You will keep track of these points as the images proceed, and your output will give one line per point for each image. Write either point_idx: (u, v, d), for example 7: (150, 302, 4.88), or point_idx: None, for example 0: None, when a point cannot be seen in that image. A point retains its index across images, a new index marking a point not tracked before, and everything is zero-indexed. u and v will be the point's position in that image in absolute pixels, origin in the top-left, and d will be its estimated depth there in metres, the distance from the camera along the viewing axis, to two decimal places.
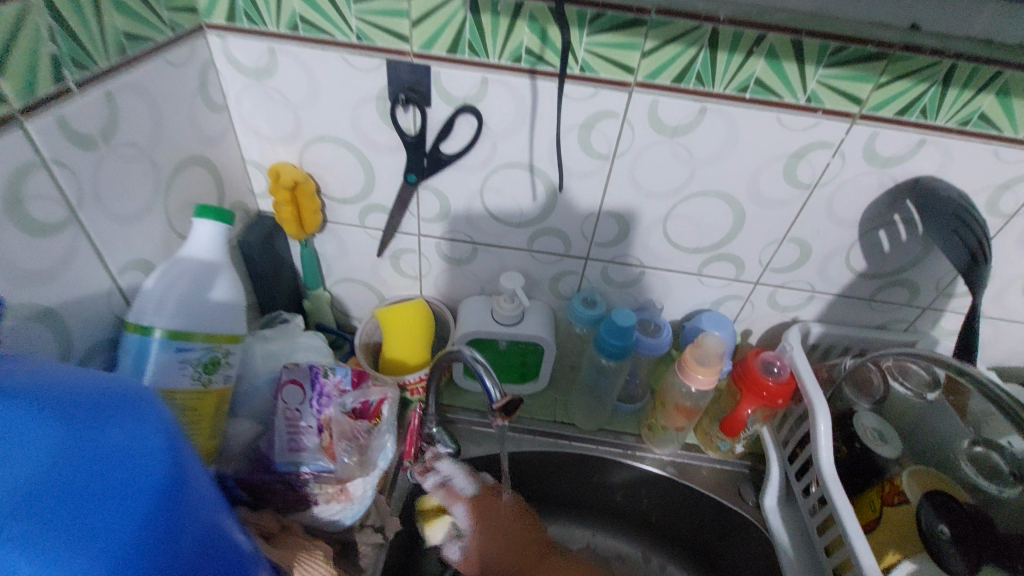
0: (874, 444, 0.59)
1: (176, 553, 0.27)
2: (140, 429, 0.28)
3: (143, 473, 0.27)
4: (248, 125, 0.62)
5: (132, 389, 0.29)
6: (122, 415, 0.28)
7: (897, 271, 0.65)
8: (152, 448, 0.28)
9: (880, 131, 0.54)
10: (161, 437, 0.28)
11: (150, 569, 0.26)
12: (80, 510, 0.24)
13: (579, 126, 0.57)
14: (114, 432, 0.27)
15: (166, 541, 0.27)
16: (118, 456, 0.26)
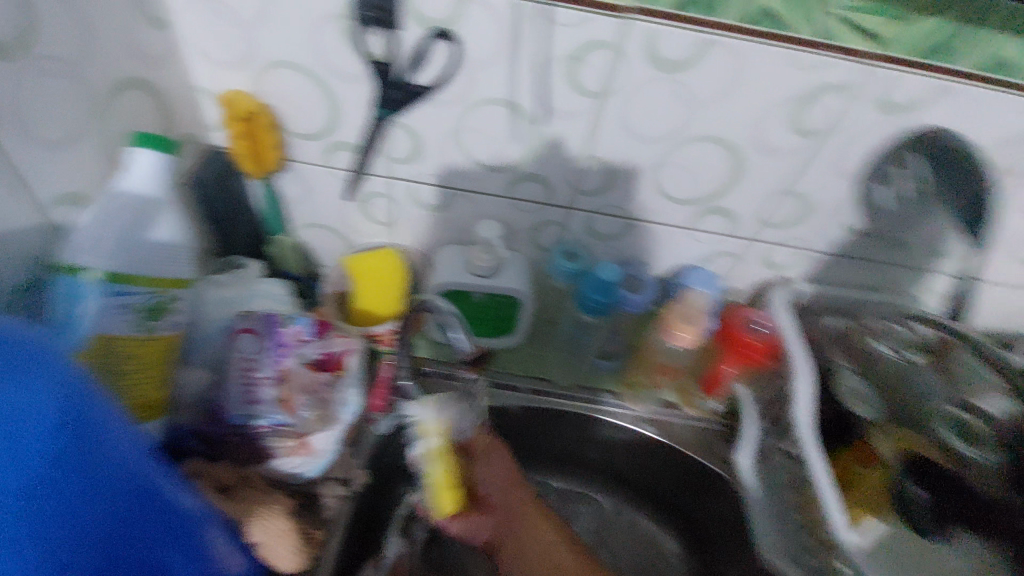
0: (853, 404, 0.58)
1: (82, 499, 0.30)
2: (39, 388, 0.28)
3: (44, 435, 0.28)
4: (197, 46, 0.55)
5: (37, 342, 0.29)
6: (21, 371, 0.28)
7: (894, 231, 0.62)
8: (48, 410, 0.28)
9: (896, 75, 0.49)
10: (60, 398, 0.29)
11: (53, 514, 0.29)
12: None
13: (567, 58, 0.51)
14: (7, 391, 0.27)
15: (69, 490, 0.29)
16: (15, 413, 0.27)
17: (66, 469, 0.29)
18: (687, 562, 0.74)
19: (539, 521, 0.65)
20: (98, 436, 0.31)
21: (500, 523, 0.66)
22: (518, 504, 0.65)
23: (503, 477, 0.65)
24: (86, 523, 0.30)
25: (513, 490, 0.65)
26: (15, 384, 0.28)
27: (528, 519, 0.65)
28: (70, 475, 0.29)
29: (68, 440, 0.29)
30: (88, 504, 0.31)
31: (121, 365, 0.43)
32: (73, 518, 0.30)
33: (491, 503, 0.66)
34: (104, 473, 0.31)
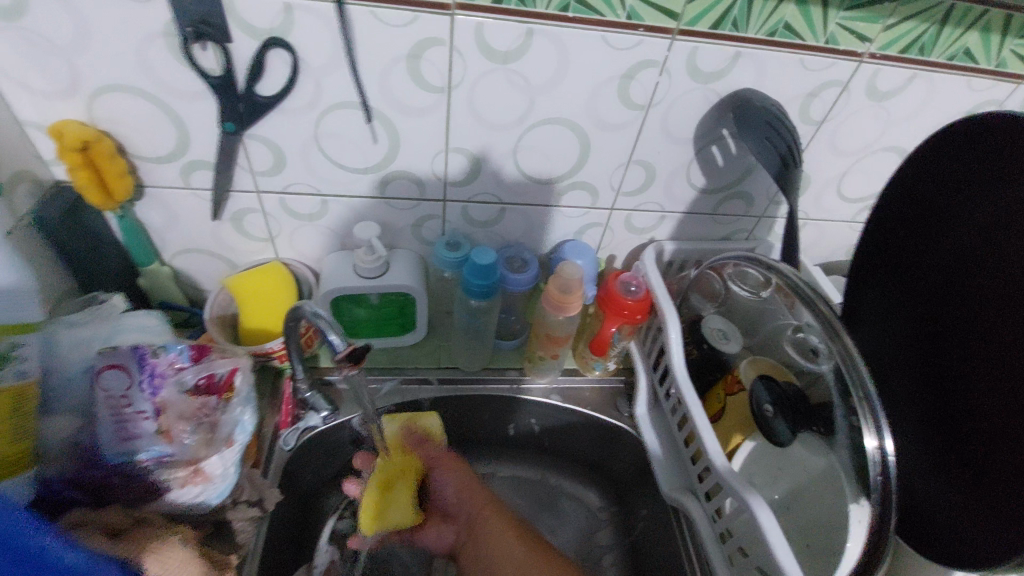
0: (718, 342, 0.65)
1: None
2: None
3: None
4: (11, 79, 0.51)
5: None
6: None
7: (731, 185, 0.70)
8: None
9: (699, 46, 0.55)
10: None
11: None
12: None
13: (406, 57, 0.53)
14: None
15: None
16: None
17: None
18: (612, 513, 0.79)
19: (491, 514, 0.66)
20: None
21: (461, 527, 0.69)
22: (475, 510, 0.67)
23: (462, 489, 0.68)
24: None
25: (475, 500, 0.67)
26: None
27: (482, 522, 0.66)
28: None
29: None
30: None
31: None
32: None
33: (454, 510, 0.69)
34: None
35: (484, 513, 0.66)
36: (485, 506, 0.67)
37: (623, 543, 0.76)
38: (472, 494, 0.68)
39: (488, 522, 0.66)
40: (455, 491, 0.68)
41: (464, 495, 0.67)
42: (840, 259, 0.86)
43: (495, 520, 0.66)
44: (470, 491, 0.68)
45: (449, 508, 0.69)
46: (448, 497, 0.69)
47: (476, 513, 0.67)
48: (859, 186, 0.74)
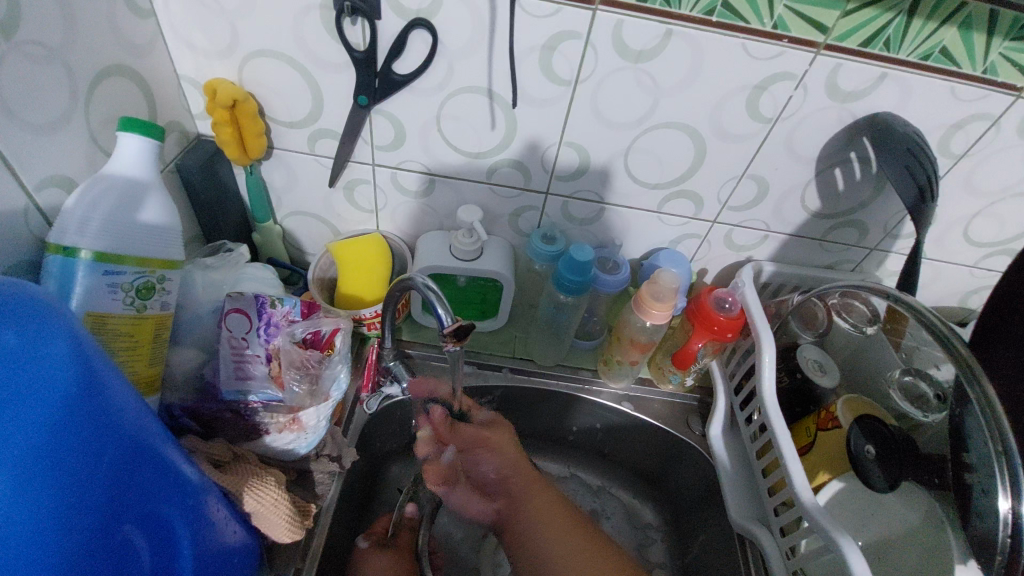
0: (815, 376, 0.62)
1: (95, 460, 0.29)
2: (44, 338, 0.28)
3: (57, 385, 0.28)
4: (179, 35, 0.56)
5: (40, 296, 0.29)
6: (23, 321, 0.27)
7: (849, 212, 0.66)
8: (57, 358, 0.28)
9: (843, 63, 0.53)
10: (66, 347, 0.29)
11: (67, 471, 0.28)
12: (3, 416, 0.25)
13: (540, 48, 0.54)
14: (6, 335, 0.26)
15: (88, 449, 0.29)
16: (26, 362, 0.27)
17: (69, 416, 0.28)
18: (666, 533, 0.77)
19: (538, 494, 0.66)
20: (103, 390, 0.30)
21: (505, 504, 0.67)
22: (520, 488, 0.66)
23: (506, 464, 0.67)
24: (98, 485, 0.30)
25: (520, 476, 0.67)
26: (21, 331, 0.27)
27: (526, 495, 0.66)
28: (83, 426, 0.29)
29: (74, 392, 0.28)
30: (94, 460, 0.29)
31: (114, 341, 0.45)
32: (82, 481, 0.29)
33: (498, 485, 0.68)
34: (107, 426, 0.30)
35: (529, 486, 0.66)
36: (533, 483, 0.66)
37: (675, 564, 0.75)
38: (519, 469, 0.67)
39: (535, 498, 0.65)
40: (499, 465, 0.67)
41: (506, 468, 0.67)
42: (952, 305, 0.81)
43: (543, 502, 0.65)
44: (517, 464, 0.67)
45: (489, 484, 0.69)
46: (487, 472, 0.68)
47: (520, 491, 0.66)
48: (990, 231, 0.68)
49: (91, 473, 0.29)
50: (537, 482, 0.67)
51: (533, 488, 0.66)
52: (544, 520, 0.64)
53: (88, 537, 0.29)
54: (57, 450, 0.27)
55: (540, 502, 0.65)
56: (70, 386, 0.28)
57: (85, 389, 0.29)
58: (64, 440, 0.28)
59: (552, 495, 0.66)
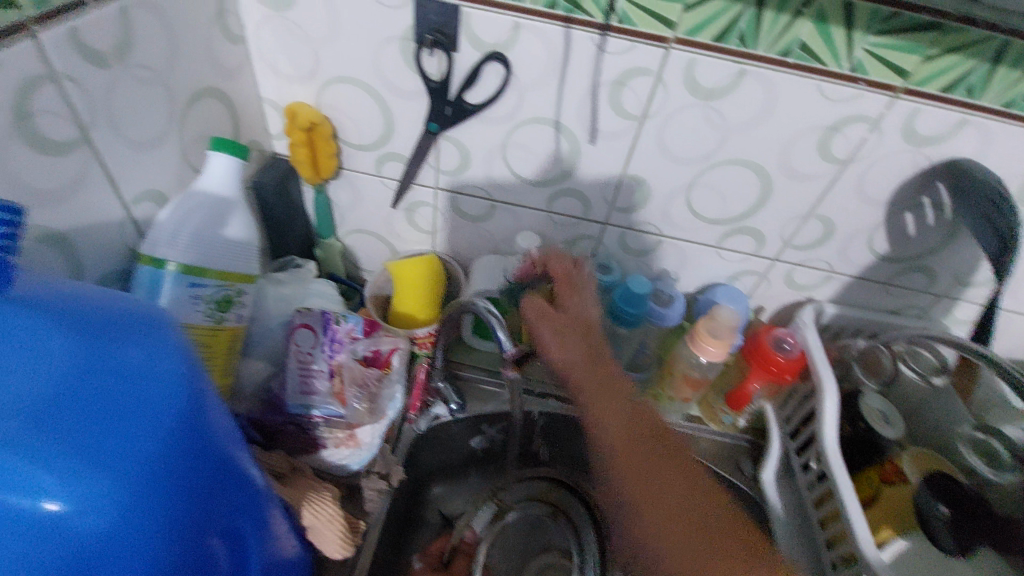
0: (878, 425, 0.59)
1: (192, 479, 0.28)
2: (156, 351, 0.28)
3: (163, 399, 0.27)
4: (267, 62, 0.59)
5: (152, 314, 0.30)
6: (136, 336, 0.28)
7: (918, 257, 0.64)
8: (166, 374, 0.28)
9: (921, 107, 0.52)
10: (176, 361, 0.29)
11: (169, 487, 0.27)
12: (108, 429, 0.25)
13: (611, 83, 0.55)
14: (126, 350, 0.27)
15: (187, 468, 0.28)
16: (137, 377, 0.27)
17: (175, 432, 0.27)
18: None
19: (608, 398, 0.49)
20: (203, 410, 0.29)
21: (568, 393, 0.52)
22: (580, 389, 0.50)
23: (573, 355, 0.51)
24: (189, 504, 0.28)
25: (586, 367, 0.51)
26: (133, 344, 0.28)
27: (594, 403, 0.49)
28: (185, 444, 0.28)
29: (180, 407, 0.28)
30: (190, 479, 0.28)
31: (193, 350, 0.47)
32: (179, 499, 0.27)
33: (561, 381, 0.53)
34: (203, 448, 0.29)
35: (599, 380, 0.50)
36: (603, 378, 0.51)
37: None
38: (590, 363, 0.51)
39: (596, 394, 0.50)
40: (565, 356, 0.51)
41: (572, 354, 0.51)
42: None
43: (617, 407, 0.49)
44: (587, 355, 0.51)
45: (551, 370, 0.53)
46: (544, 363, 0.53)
47: (579, 393, 0.50)
48: None
49: (188, 493, 0.28)
50: (609, 373, 0.51)
51: (599, 376, 0.51)
52: (608, 418, 0.48)
53: (174, 562, 0.28)
54: (162, 466, 0.26)
55: (609, 408, 0.49)
56: (176, 403, 0.28)
57: (188, 405, 0.28)
58: (165, 458, 0.27)
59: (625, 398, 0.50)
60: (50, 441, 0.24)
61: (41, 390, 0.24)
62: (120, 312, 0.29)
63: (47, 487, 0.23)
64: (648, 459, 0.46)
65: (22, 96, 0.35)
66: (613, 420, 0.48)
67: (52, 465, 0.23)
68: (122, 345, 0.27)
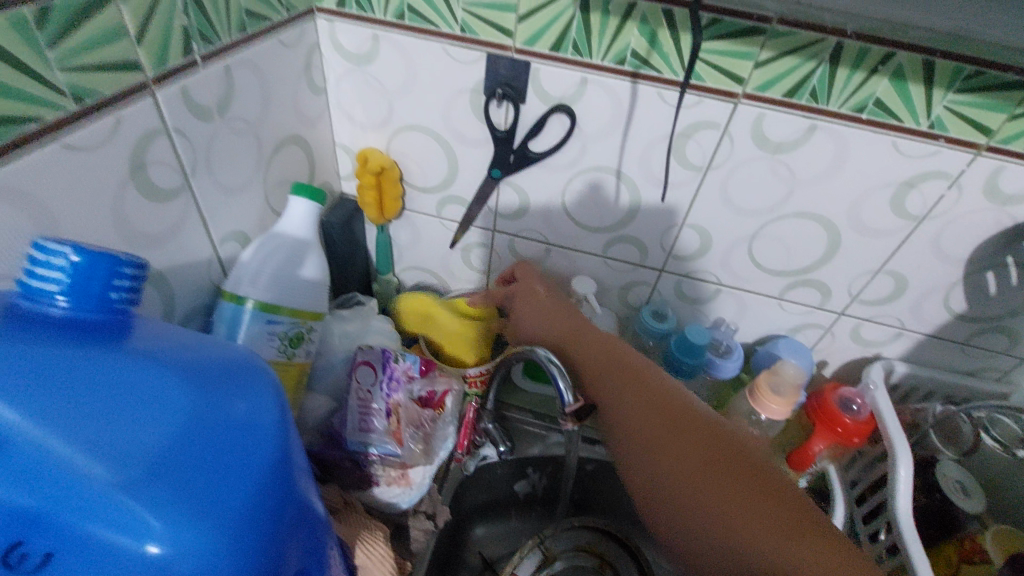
0: (957, 497, 0.56)
1: (280, 533, 0.27)
2: (257, 403, 0.29)
3: (261, 448, 0.27)
4: (344, 110, 0.63)
5: (254, 367, 0.31)
6: (242, 388, 0.29)
7: (1000, 318, 0.60)
8: (266, 424, 0.28)
9: (1006, 166, 0.50)
10: (274, 413, 0.29)
11: (259, 540, 0.26)
12: (212, 476, 0.25)
13: (675, 135, 0.55)
14: (232, 401, 0.28)
15: (276, 521, 0.27)
16: (240, 427, 0.27)
17: (270, 482, 0.27)
18: None
19: (620, 381, 0.51)
20: (294, 464, 0.29)
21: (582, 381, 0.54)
22: (587, 374, 0.54)
23: (584, 348, 0.56)
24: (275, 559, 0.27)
25: (596, 359, 0.54)
26: (238, 395, 0.28)
27: (603, 383, 0.52)
28: (276, 496, 0.27)
29: (275, 458, 0.28)
30: (279, 534, 0.27)
31: None
32: (266, 553, 0.27)
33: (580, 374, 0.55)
34: (291, 501, 0.29)
35: (604, 369, 0.53)
36: (611, 359, 0.54)
37: None
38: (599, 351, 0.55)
39: (604, 370, 0.53)
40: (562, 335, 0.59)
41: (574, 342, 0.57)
42: None
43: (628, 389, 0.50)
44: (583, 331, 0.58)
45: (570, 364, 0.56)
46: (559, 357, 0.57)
47: (587, 378, 0.53)
48: None
49: (275, 552, 0.27)
50: (614, 354, 0.55)
51: (605, 357, 0.55)
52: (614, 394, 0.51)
53: None
54: (254, 516, 0.26)
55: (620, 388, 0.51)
56: (271, 453, 0.28)
57: (281, 456, 0.28)
58: (258, 509, 0.26)
59: (642, 378, 0.51)
60: (160, 485, 0.24)
61: (152, 439, 0.24)
62: (224, 363, 0.30)
63: (151, 531, 0.23)
64: (666, 446, 0.45)
65: (139, 148, 0.39)
66: (617, 394, 0.50)
67: (159, 509, 0.24)
68: (226, 396, 0.28)
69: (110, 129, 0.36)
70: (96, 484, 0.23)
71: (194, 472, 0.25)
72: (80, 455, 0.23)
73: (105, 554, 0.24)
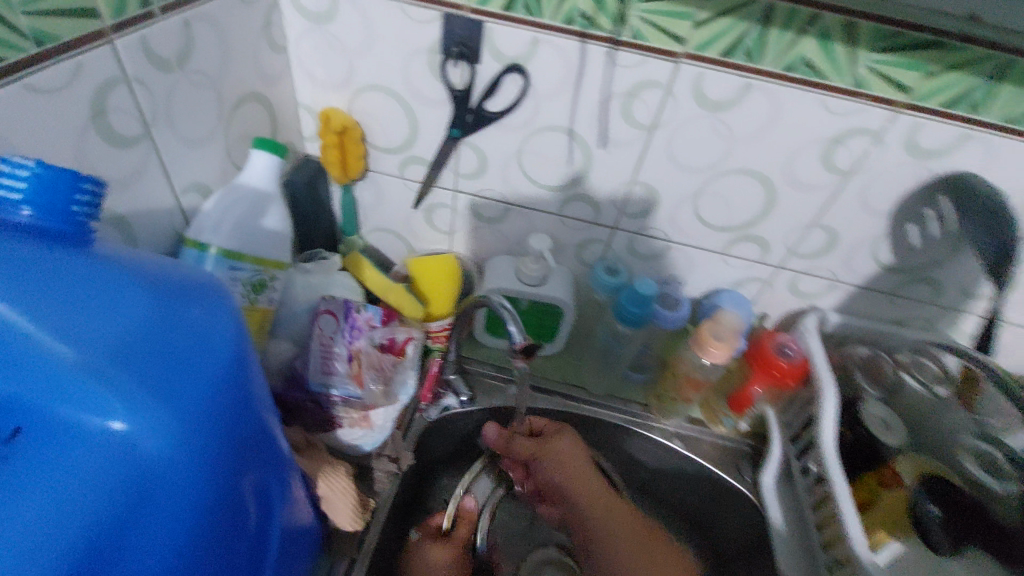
0: (880, 432, 0.60)
1: (232, 429, 0.31)
2: (216, 314, 0.31)
3: (218, 353, 0.30)
4: (305, 69, 0.64)
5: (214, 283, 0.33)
6: (202, 299, 0.31)
7: (922, 268, 0.65)
8: (223, 333, 0.31)
9: (924, 122, 0.54)
10: (232, 324, 0.32)
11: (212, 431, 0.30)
12: (171, 370, 0.28)
13: (622, 94, 0.58)
14: (192, 309, 0.30)
15: (229, 417, 0.31)
16: (199, 333, 0.30)
17: (224, 383, 0.30)
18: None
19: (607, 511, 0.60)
20: (247, 371, 0.33)
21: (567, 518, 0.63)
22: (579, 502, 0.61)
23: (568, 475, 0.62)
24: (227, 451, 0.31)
25: (583, 490, 0.61)
26: (200, 306, 0.31)
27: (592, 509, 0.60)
28: (229, 396, 0.31)
29: (229, 363, 0.31)
30: (231, 429, 0.31)
31: None
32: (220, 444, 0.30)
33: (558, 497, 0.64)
34: (243, 404, 0.32)
35: (596, 503, 0.61)
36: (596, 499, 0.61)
37: None
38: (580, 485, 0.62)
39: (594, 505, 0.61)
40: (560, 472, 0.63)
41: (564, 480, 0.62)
42: None
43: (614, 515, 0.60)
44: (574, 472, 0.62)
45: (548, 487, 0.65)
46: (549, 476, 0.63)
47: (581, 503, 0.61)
48: None
49: (229, 446, 0.31)
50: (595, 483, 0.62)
51: (594, 497, 0.61)
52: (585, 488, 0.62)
53: (210, 503, 0.31)
54: (210, 410, 0.29)
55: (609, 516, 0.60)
56: (225, 359, 0.31)
57: (235, 363, 0.31)
58: (213, 405, 0.30)
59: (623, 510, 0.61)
60: (122, 372, 0.27)
61: (114, 332, 0.27)
62: (180, 275, 0.32)
63: (115, 410, 0.27)
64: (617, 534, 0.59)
65: (100, 94, 0.41)
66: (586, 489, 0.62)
67: (121, 393, 0.27)
68: (183, 302, 0.30)
69: (70, 73, 0.38)
70: (64, 366, 0.26)
71: (153, 365, 0.28)
72: (47, 340, 0.26)
73: (78, 426, 0.27)
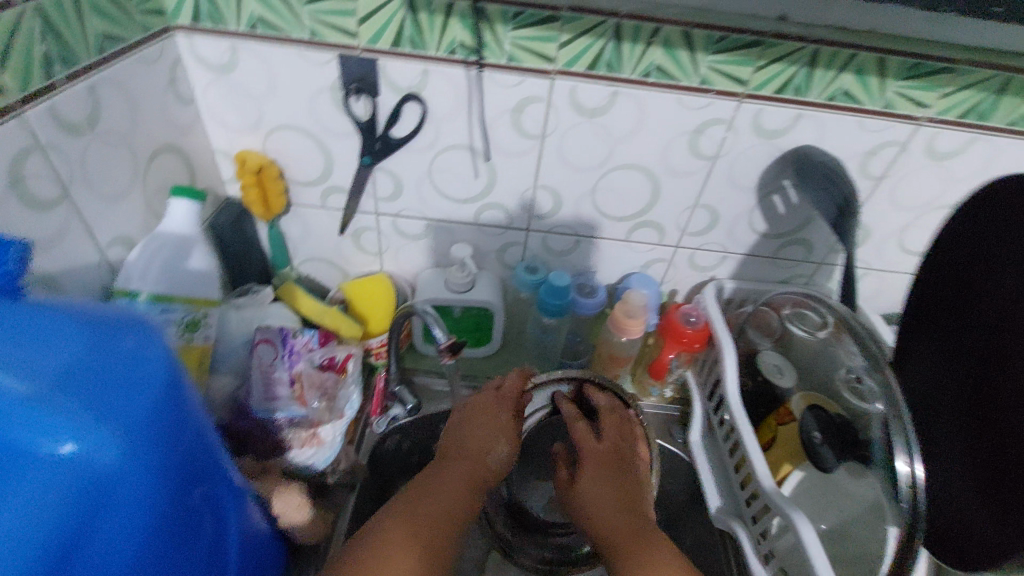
0: (774, 376, 0.70)
1: (172, 443, 0.34)
2: (149, 341, 0.34)
3: (154, 375, 0.33)
4: (216, 117, 0.68)
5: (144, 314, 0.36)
6: (134, 329, 0.34)
7: (792, 232, 0.75)
8: (158, 356, 0.34)
9: (764, 108, 0.63)
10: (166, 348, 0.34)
11: (153, 444, 0.32)
12: (109, 392, 0.31)
13: (511, 110, 0.65)
14: (124, 338, 0.33)
15: (169, 432, 0.34)
16: (134, 358, 0.32)
17: (162, 401, 0.33)
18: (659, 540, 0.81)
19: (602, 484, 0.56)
20: (183, 392, 0.35)
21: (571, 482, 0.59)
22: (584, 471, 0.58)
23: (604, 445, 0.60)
24: (169, 463, 0.34)
25: (602, 457, 0.59)
26: (132, 334, 0.33)
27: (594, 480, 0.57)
28: (167, 413, 0.34)
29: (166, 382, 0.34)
30: (171, 443, 0.34)
31: None
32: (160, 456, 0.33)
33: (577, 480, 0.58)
34: (181, 421, 0.35)
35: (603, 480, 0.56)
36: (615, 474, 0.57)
37: None
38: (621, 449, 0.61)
39: (601, 479, 0.57)
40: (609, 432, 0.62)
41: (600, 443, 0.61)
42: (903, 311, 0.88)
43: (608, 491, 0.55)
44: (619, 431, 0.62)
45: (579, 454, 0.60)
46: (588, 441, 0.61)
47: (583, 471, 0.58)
48: (922, 240, 0.77)
49: (169, 457, 0.34)
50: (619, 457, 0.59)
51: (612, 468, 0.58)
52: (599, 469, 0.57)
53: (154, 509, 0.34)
54: (150, 426, 0.32)
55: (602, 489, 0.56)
56: (161, 380, 0.33)
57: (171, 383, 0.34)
58: (152, 421, 0.32)
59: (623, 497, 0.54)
60: (62, 396, 0.29)
61: (51, 362, 0.30)
62: (110, 312, 0.35)
63: (59, 430, 0.29)
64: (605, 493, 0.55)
65: (16, 163, 0.44)
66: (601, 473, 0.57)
67: (62, 415, 0.29)
68: (115, 334, 0.33)
69: None
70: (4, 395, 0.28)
71: (93, 388, 0.30)
72: None
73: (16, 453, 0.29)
